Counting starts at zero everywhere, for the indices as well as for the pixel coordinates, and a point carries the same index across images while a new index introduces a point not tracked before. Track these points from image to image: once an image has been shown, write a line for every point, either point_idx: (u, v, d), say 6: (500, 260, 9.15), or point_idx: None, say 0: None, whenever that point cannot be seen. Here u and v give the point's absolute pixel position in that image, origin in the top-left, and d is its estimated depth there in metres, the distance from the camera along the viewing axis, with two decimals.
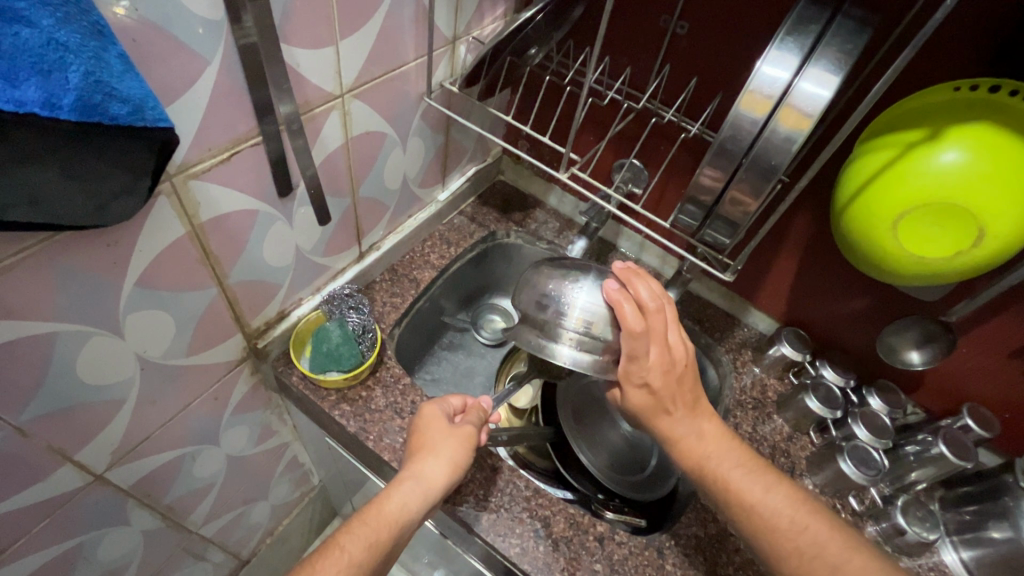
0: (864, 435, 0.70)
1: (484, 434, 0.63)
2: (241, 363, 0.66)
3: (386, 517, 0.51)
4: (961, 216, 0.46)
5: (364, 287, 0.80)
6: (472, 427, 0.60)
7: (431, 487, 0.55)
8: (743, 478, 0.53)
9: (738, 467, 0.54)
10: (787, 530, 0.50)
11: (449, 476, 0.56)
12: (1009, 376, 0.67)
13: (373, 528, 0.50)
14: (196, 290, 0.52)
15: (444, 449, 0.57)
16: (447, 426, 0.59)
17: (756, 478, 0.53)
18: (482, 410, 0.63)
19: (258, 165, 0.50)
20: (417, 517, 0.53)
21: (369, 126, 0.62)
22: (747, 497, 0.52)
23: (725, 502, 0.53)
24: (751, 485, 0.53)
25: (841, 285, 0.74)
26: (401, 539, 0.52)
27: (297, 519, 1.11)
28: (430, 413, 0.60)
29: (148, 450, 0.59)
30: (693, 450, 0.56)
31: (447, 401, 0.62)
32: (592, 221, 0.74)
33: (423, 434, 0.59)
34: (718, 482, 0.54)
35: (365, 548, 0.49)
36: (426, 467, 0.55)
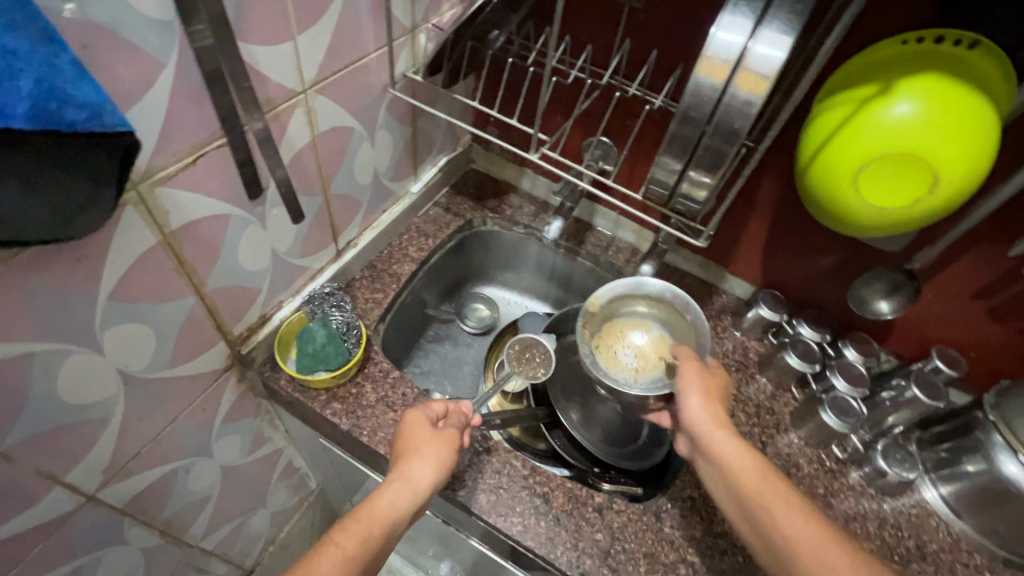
0: (842, 385, 0.73)
1: (467, 436, 0.63)
2: (227, 371, 0.65)
3: (378, 514, 0.52)
4: (915, 163, 0.47)
5: (345, 285, 0.80)
6: (456, 431, 0.60)
7: (419, 487, 0.55)
8: (783, 503, 0.53)
9: (782, 492, 0.54)
10: (834, 550, 0.49)
11: (436, 477, 0.57)
12: (974, 317, 0.70)
13: (366, 526, 0.51)
14: (170, 299, 0.51)
15: (429, 450, 0.58)
16: (431, 430, 0.59)
17: (797, 503, 0.53)
18: (464, 413, 0.62)
19: (225, 168, 0.50)
20: (407, 516, 0.54)
21: (335, 121, 0.62)
22: (786, 518, 0.52)
23: (770, 528, 0.52)
24: (790, 510, 0.52)
25: (809, 243, 0.76)
26: (390, 537, 0.53)
27: (298, 524, 1.12)
28: (413, 418, 0.60)
29: (139, 466, 0.58)
30: (740, 469, 0.56)
31: (430, 406, 0.62)
32: (567, 201, 0.77)
33: (407, 438, 0.59)
34: (760, 508, 0.54)
35: (358, 545, 0.50)
36: (413, 470, 0.56)
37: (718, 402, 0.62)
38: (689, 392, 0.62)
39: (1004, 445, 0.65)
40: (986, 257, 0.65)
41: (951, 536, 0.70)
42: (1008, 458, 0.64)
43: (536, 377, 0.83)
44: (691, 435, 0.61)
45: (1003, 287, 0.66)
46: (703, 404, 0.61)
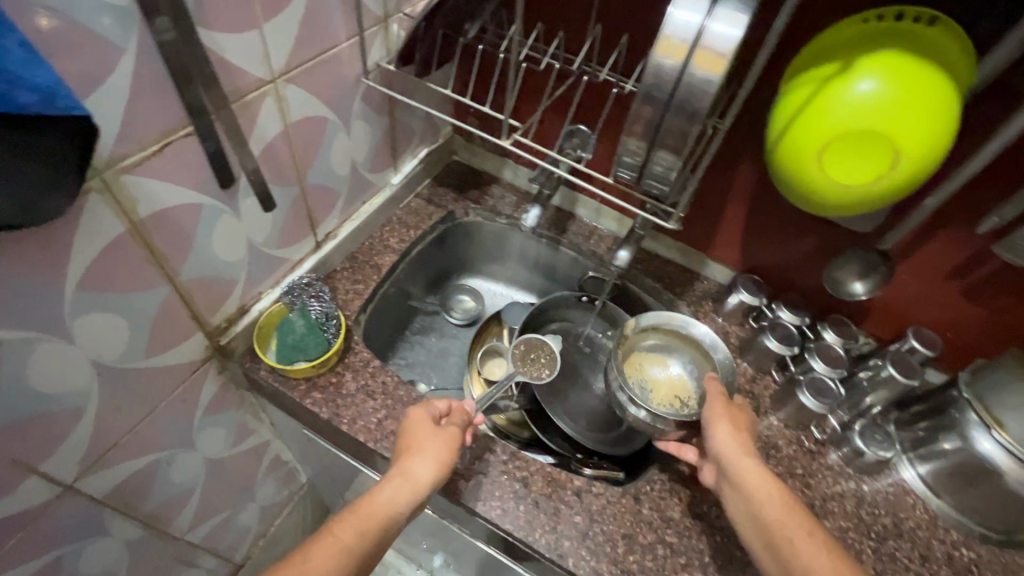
0: (820, 367, 0.73)
1: (467, 436, 0.64)
2: (206, 362, 0.65)
3: (376, 508, 0.53)
4: (878, 142, 0.48)
5: (326, 276, 0.80)
6: (458, 429, 0.61)
7: (419, 485, 0.56)
8: (807, 536, 0.51)
9: (808, 526, 0.52)
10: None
11: (437, 475, 0.57)
12: (949, 298, 0.71)
13: (364, 518, 0.52)
14: (143, 287, 0.51)
15: (429, 447, 0.58)
16: (433, 427, 0.60)
17: (820, 537, 0.51)
18: (467, 412, 0.64)
19: (194, 157, 0.50)
20: (406, 512, 0.54)
21: (308, 111, 0.62)
22: (810, 552, 0.50)
23: (794, 560, 0.50)
24: (814, 545, 0.50)
25: (785, 227, 0.77)
26: (387, 532, 0.53)
27: (288, 518, 1.12)
28: (416, 414, 0.61)
29: (118, 456, 0.59)
30: (767, 505, 0.54)
31: (433, 403, 0.63)
32: (543, 188, 0.77)
33: (411, 434, 0.60)
34: (783, 539, 0.52)
35: (355, 536, 0.51)
36: (414, 466, 0.56)
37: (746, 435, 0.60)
38: (717, 422, 0.61)
39: (978, 422, 0.65)
40: (959, 237, 0.65)
41: (928, 513, 0.70)
42: (982, 435, 0.65)
43: (540, 377, 0.81)
44: (718, 464, 0.60)
45: (975, 267, 0.66)
46: (731, 434, 0.60)
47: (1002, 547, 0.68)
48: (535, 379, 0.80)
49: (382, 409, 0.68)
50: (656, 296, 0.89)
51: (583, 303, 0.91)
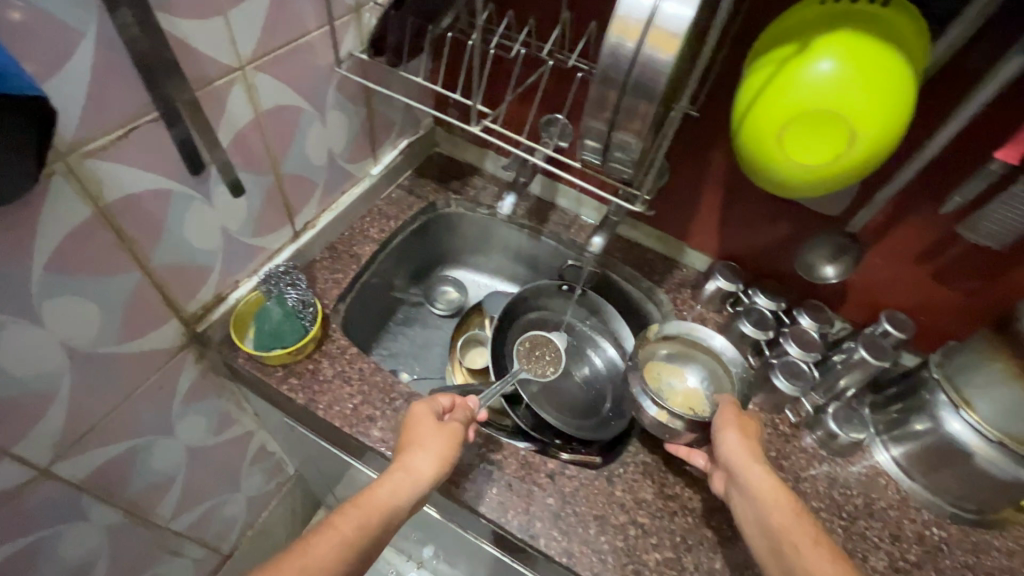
0: (795, 350, 0.74)
1: (472, 431, 0.64)
2: (183, 350, 0.66)
3: (377, 502, 0.53)
4: (834, 121, 0.49)
5: (305, 266, 0.81)
6: (459, 425, 0.61)
7: (420, 480, 0.56)
8: (811, 544, 0.52)
9: (812, 533, 0.53)
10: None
11: (438, 469, 0.57)
12: (920, 280, 0.71)
13: (365, 512, 0.52)
14: (113, 272, 0.52)
15: (432, 443, 0.58)
16: (435, 423, 0.60)
17: (823, 545, 0.52)
18: (469, 408, 0.64)
19: (160, 143, 0.50)
20: (406, 506, 0.55)
21: (280, 100, 0.62)
22: (813, 559, 0.50)
23: (798, 567, 0.50)
24: (818, 552, 0.51)
25: (760, 213, 0.77)
26: (388, 527, 0.54)
27: (275, 509, 1.14)
28: (419, 410, 0.62)
29: (95, 441, 0.59)
30: (774, 511, 0.54)
31: (436, 399, 0.63)
32: (519, 176, 0.77)
33: (413, 428, 0.60)
34: (788, 546, 0.52)
35: (356, 529, 0.51)
36: (415, 460, 0.57)
37: (753, 441, 0.61)
38: (728, 431, 0.61)
39: (948, 403, 0.66)
40: (927, 219, 0.65)
41: (900, 493, 0.71)
42: (952, 416, 0.66)
43: (545, 374, 0.87)
44: (726, 471, 0.60)
45: (944, 250, 0.67)
46: (740, 440, 0.60)
47: (973, 526, 0.68)
48: (540, 376, 0.86)
49: (358, 395, 0.69)
50: (635, 284, 0.90)
51: (562, 292, 0.92)
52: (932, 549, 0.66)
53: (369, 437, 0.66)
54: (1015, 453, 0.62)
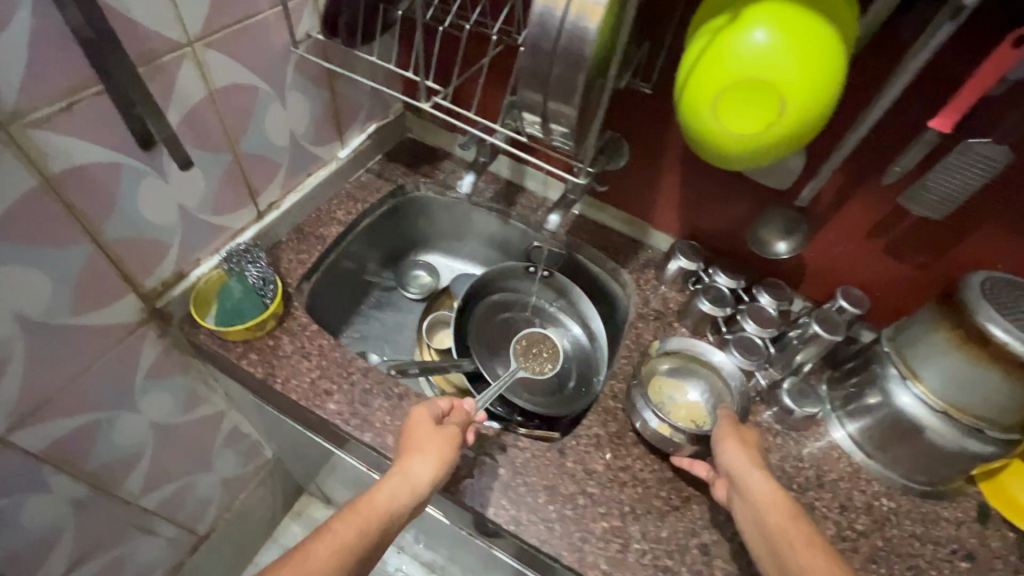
0: (751, 328, 0.75)
1: (471, 434, 0.65)
2: (144, 325, 0.68)
3: (376, 507, 0.54)
4: (764, 88, 0.49)
5: (270, 247, 0.82)
6: (458, 428, 0.62)
7: (419, 483, 0.56)
8: (808, 544, 0.51)
9: (808, 535, 0.52)
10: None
11: (437, 472, 0.58)
12: (873, 256, 0.72)
13: (363, 516, 0.53)
14: (63, 244, 0.53)
15: (431, 446, 0.59)
16: (433, 427, 0.61)
17: (820, 545, 0.51)
18: (467, 411, 0.64)
19: (106, 116, 0.52)
20: (406, 510, 0.55)
21: (234, 79, 0.63)
22: (810, 558, 0.49)
23: (796, 568, 0.50)
24: (813, 552, 0.50)
25: (718, 192, 0.78)
26: (388, 531, 0.54)
27: (253, 492, 1.15)
28: (417, 413, 0.62)
29: (52, 412, 0.61)
30: (772, 513, 0.54)
31: (436, 403, 0.63)
32: (480, 156, 0.79)
33: (412, 432, 0.61)
34: (785, 546, 0.51)
35: (354, 533, 0.52)
36: (414, 464, 0.57)
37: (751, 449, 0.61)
38: (728, 441, 0.61)
39: (897, 377, 0.67)
40: (875, 194, 0.66)
41: (851, 466, 0.71)
42: (901, 389, 0.66)
43: (543, 371, 0.88)
44: (727, 478, 0.60)
45: (895, 224, 0.67)
46: (740, 449, 0.60)
47: (922, 498, 0.69)
48: (539, 374, 0.87)
49: (317, 370, 0.70)
50: (600, 265, 0.91)
51: (532, 276, 0.93)
52: (880, 520, 0.66)
53: (325, 410, 0.67)
54: (962, 423, 0.63)
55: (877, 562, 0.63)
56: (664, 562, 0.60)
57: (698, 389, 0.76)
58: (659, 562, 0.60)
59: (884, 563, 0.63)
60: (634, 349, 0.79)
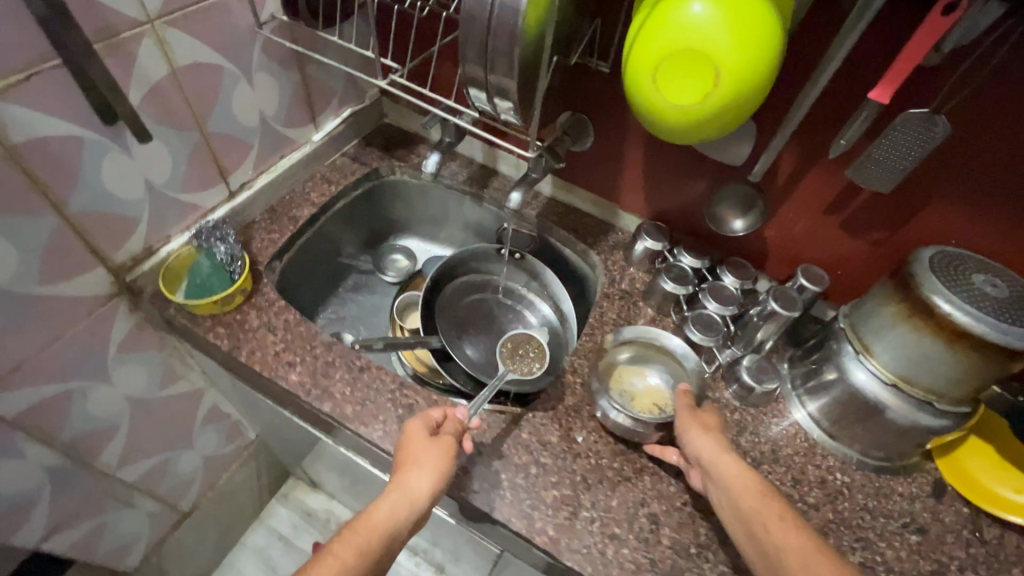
0: (712, 306, 0.76)
1: (467, 442, 0.63)
2: (114, 299, 0.70)
3: (375, 524, 0.54)
4: (698, 58, 0.50)
5: (243, 226, 0.84)
6: (451, 438, 0.60)
7: (418, 499, 0.56)
8: (780, 521, 0.52)
9: (779, 511, 0.53)
10: (823, 562, 0.48)
11: (435, 486, 0.57)
12: (832, 234, 0.72)
13: (363, 537, 0.53)
14: (27, 213, 0.56)
15: (427, 460, 0.58)
16: (428, 439, 0.60)
17: (794, 522, 0.52)
18: (460, 420, 0.63)
19: (66, 90, 0.54)
20: (405, 527, 0.55)
21: (198, 57, 0.65)
22: (786, 537, 0.50)
23: (771, 546, 0.50)
24: (787, 528, 0.51)
25: (681, 170, 0.79)
26: (389, 547, 0.54)
27: (236, 473, 1.17)
28: (412, 427, 0.61)
29: (23, 379, 0.63)
30: (744, 491, 0.54)
31: (428, 414, 0.62)
32: (445, 136, 0.81)
33: (407, 448, 0.59)
34: (758, 524, 0.52)
35: (355, 555, 0.52)
36: (411, 480, 0.56)
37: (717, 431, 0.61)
38: (692, 429, 0.61)
39: (852, 353, 0.67)
40: (830, 169, 0.67)
41: (808, 442, 0.72)
42: (857, 366, 0.67)
43: (531, 372, 0.80)
44: (699, 467, 0.60)
45: (850, 200, 0.68)
46: (705, 435, 0.60)
47: (878, 473, 0.69)
48: (527, 375, 0.79)
49: (282, 343, 0.72)
50: (570, 247, 0.92)
51: (504, 258, 0.94)
52: (833, 493, 0.67)
53: (287, 380, 0.69)
54: (912, 396, 0.63)
55: (826, 534, 0.64)
56: (612, 530, 0.61)
57: (657, 372, 0.75)
58: (608, 530, 0.61)
59: (834, 535, 0.64)
60: (597, 327, 0.80)
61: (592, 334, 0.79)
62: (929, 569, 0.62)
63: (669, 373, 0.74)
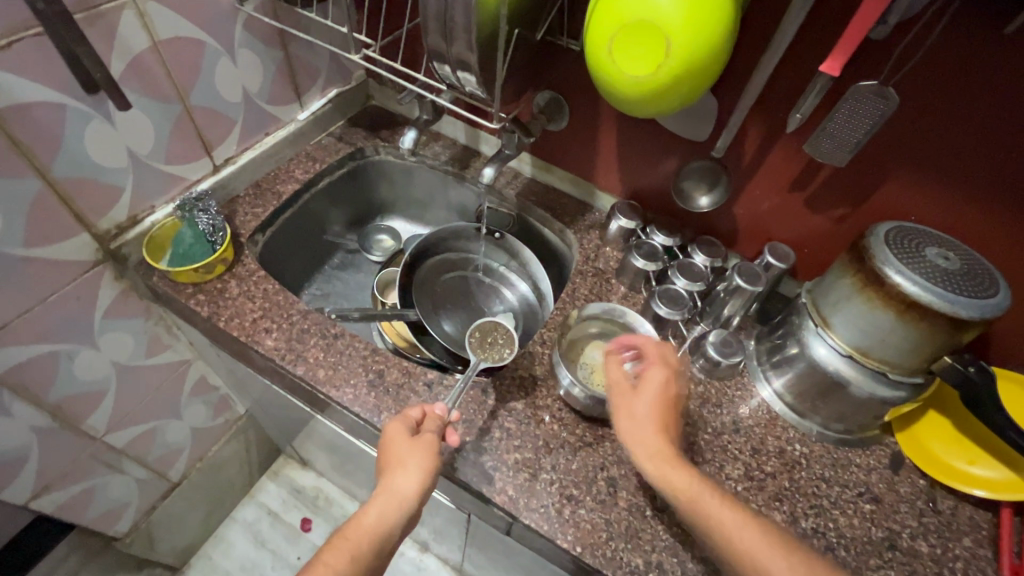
0: (680, 282, 0.77)
1: (451, 435, 0.63)
2: (100, 265, 0.73)
3: (365, 528, 0.53)
4: (649, 29, 0.52)
5: (227, 200, 0.86)
6: (433, 435, 0.59)
7: (406, 498, 0.55)
8: (721, 507, 0.52)
9: (722, 500, 0.53)
10: (772, 551, 0.49)
11: (424, 482, 0.57)
12: (797, 211, 0.73)
13: (354, 542, 0.52)
14: (11, 176, 0.58)
15: (412, 459, 0.57)
16: (409, 438, 0.58)
17: (733, 506, 0.53)
18: (439, 417, 0.62)
19: (47, 57, 0.56)
20: (396, 529, 0.54)
21: (179, 31, 0.67)
22: (730, 525, 0.51)
23: (718, 541, 0.51)
24: (727, 511, 0.52)
25: (652, 149, 0.80)
26: (381, 550, 0.53)
27: (226, 447, 1.21)
28: (392, 428, 0.60)
29: (10, 338, 0.66)
30: (685, 487, 0.54)
31: (407, 414, 0.61)
32: (422, 114, 0.84)
33: (390, 449, 0.58)
34: (705, 522, 0.52)
35: (347, 561, 0.50)
36: (398, 481, 0.56)
37: (650, 420, 0.59)
38: (623, 410, 0.61)
39: (813, 328, 0.68)
40: (793, 146, 0.68)
41: (769, 415, 0.73)
42: (818, 342, 0.68)
43: (503, 358, 0.74)
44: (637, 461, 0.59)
45: (812, 176, 0.69)
46: (637, 431, 0.58)
47: (836, 445, 0.71)
48: (498, 361, 0.73)
49: (259, 311, 0.75)
50: (548, 227, 0.93)
51: (482, 237, 0.96)
52: (790, 463, 0.69)
53: (263, 345, 0.71)
54: (869, 368, 0.64)
55: (780, 501, 0.66)
56: (569, 491, 0.63)
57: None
58: (565, 491, 0.63)
59: (788, 502, 0.66)
60: (568, 302, 0.82)
61: (563, 309, 0.81)
62: (880, 536, 0.64)
63: None
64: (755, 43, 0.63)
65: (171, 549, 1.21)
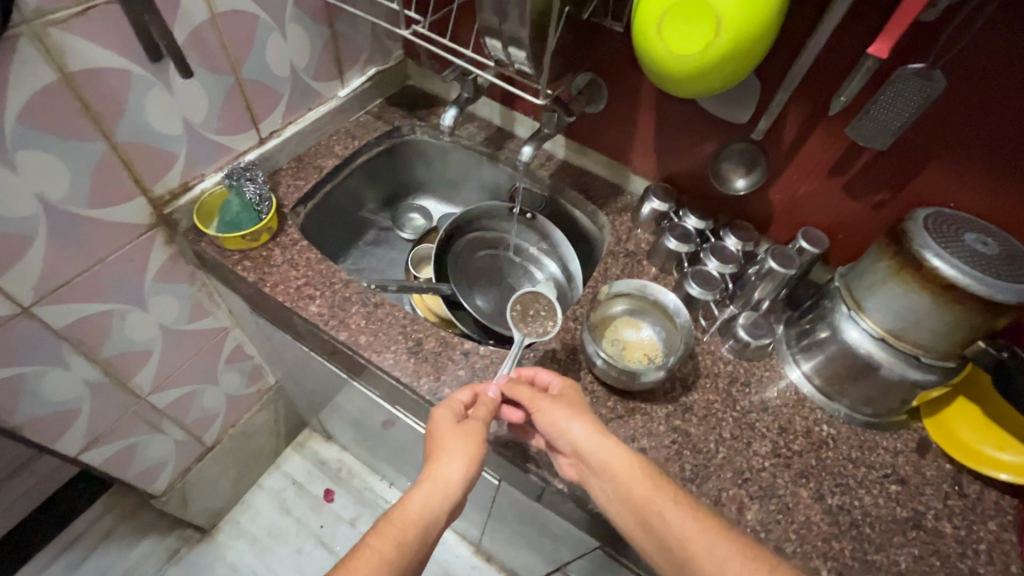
0: (711, 264, 0.78)
1: (517, 411, 0.65)
2: (152, 230, 0.76)
3: (411, 516, 0.54)
4: (700, 6, 0.53)
5: (271, 172, 0.89)
6: (480, 422, 0.61)
7: (451, 485, 0.56)
8: (675, 505, 0.54)
9: (672, 493, 0.55)
10: (727, 546, 0.51)
11: (468, 471, 0.58)
12: (833, 196, 0.74)
13: (399, 529, 0.53)
14: (80, 138, 0.61)
15: (457, 445, 0.58)
16: (455, 425, 0.60)
17: (688, 505, 0.54)
18: (491, 400, 0.63)
19: (119, 25, 0.59)
20: (440, 515, 0.55)
21: (235, 4, 0.70)
22: (679, 516, 0.53)
23: (666, 532, 0.53)
24: (676, 509, 0.53)
25: (689, 132, 0.81)
26: (427, 536, 0.54)
27: (257, 415, 1.25)
28: (438, 414, 0.61)
29: (71, 295, 0.70)
30: (630, 482, 0.55)
31: (455, 399, 0.63)
32: (463, 92, 0.86)
33: (434, 439, 0.60)
34: (653, 514, 0.54)
35: (393, 548, 0.51)
36: (444, 469, 0.57)
37: (582, 413, 0.60)
38: (550, 415, 0.60)
39: (846, 312, 0.69)
40: (834, 130, 0.69)
41: (797, 396, 0.74)
42: (851, 326, 0.68)
43: (547, 331, 0.76)
44: (576, 454, 0.59)
45: (851, 162, 0.70)
46: (575, 427, 0.58)
47: (864, 427, 0.72)
48: (543, 335, 0.75)
49: (303, 278, 0.77)
50: (580, 209, 0.95)
51: (515, 216, 0.98)
52: (817, 442, 0.70)
53: (306, 311, 0.74)
54: (900, 350, 0.65)
55: (805, 478, 0.67)
56: None
57: (650, 325, 0.78)
58: None
59: (813, 479, 0.67)
60: (601, 280, 0.83)
61: (594, 286, 0.82)
62: (904, 516, 0.65)
63: (661, 326, 0.78)
64: (803, 25, 0.63)
65: (202, 511, 1.26)
